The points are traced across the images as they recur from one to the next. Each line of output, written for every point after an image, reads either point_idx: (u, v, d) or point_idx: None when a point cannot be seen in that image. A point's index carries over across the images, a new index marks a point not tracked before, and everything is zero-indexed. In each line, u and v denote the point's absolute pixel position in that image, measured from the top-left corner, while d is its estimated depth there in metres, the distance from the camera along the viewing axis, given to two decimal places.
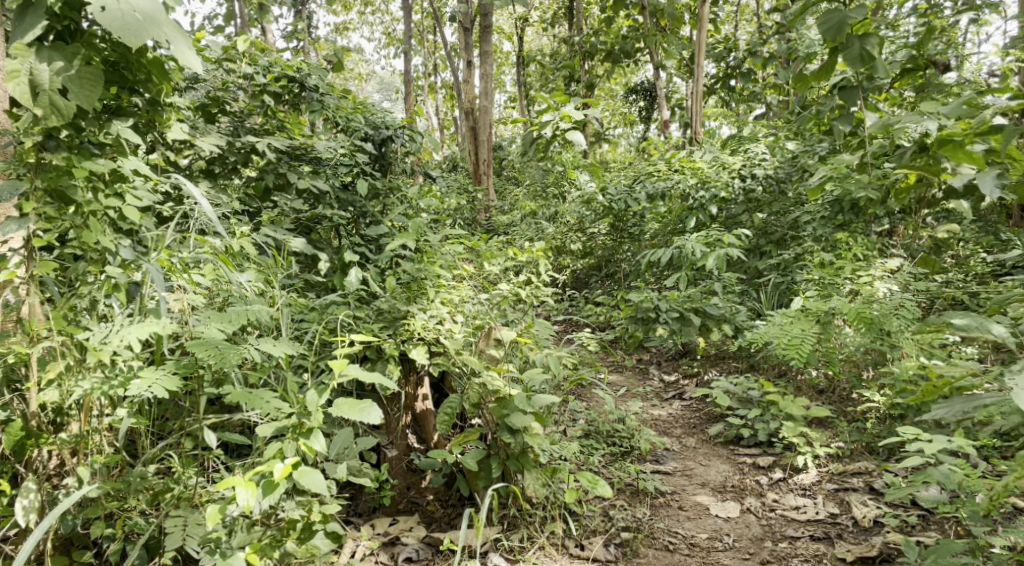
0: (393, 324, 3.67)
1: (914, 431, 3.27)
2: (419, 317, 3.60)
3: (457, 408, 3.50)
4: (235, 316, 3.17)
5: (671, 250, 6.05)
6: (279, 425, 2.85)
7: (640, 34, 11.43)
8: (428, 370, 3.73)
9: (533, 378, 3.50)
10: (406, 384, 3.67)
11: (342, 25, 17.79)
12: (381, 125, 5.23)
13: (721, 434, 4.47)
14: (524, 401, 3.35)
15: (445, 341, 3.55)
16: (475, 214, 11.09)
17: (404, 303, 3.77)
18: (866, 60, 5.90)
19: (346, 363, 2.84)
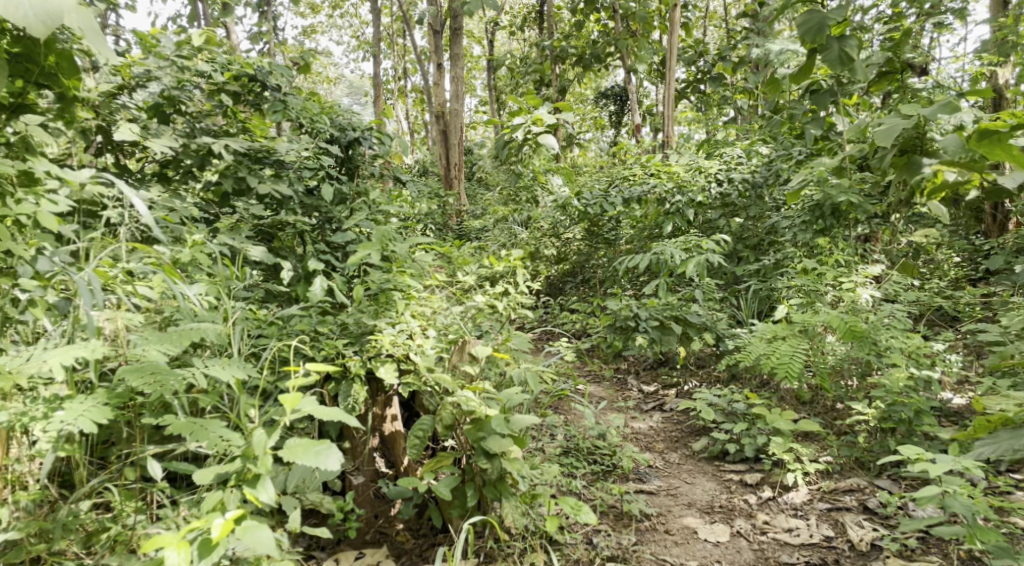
0: (359, 341, 3.43)
1: (917, 450, 3.13)
2: (386, 332, 3.37)
3: (429, 430, 3.28)
4: (178, 336, 2.95)
5: (650, 257, 5.86)
6: (219, 470, 2.64)
7: (612, 37, 11.29)
8: (397, 390, 3.51)
9: (511, 397, 3.29)
10: (372, 405, 3.45)
11: (309, 28, 17.47)
12: (347, 126, 4.98)
13: (705, 449, 4.29)
14: (500, 424, 3.13)
15: (416, 357, 3.33)
16: (446, 219, 10.85)
17: (371, 317, 3.53)
18: (844, 62, 5.79)
19: (298, 396, 2.60)
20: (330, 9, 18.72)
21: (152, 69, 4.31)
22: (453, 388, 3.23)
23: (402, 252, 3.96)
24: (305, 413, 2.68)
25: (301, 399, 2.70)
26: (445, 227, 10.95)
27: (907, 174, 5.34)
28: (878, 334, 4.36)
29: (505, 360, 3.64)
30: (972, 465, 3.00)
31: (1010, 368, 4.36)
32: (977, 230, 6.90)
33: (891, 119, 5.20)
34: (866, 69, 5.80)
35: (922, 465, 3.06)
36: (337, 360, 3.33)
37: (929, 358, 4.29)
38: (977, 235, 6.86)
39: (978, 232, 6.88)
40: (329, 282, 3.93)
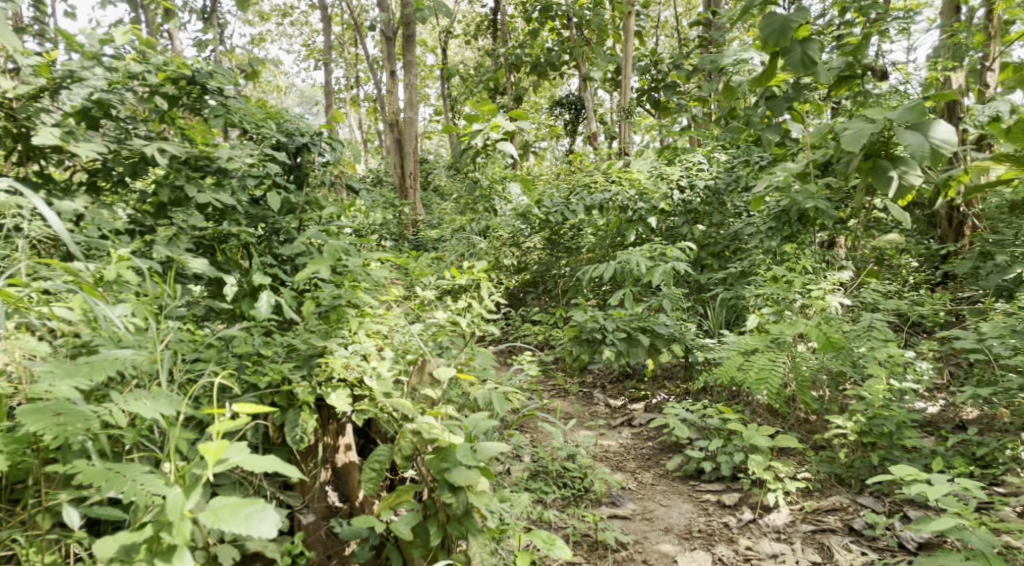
0: (307, 363, 3.16)
1: (912, 471, 2.97)
2: (338, 355, 3.10)
3: (387, 461, 3.01)
4: (90, 369, 2.66)
5: (614, 266, 5.66)
6: (125, 540, 2.44)
7: (566, 44, 11.16)
8: (350, 417, 3.28)
9: (479, 423, 3.06)
10: (324, 434, 3.20)
11: (258, 36, 17.01)
12: (295, 132, 4.70)
13: (679, 468, 4.09)
14: (467, 454, 2.90)
15: (373, 382, 3.08)
16: (402, 230, 10.60)
17: (320, 338, 3.25)
18: (807, 66, 5.67)
19: (222, 445, 2.36)
20: (280, 18, 18.35)
21: (76, 69, 4.03)
22: (414, 413, 3.00)
23: (353, 266, 3.72)
24: (232, 466, 2.44)
25: (228, 447, 2.46)
26: (401, 237, 10.67)
27: (876, 180, 5.21)
28: (855, 346, 4.22)
29: (469, 380, 3.41)
30: (971, 486, 2.85)
31: (985, 375, 4.24)
32: (930, 235, 6.71)
33: (858, 123, 5.10)
34: (829, 71, 5.69)
35: (918, 487, 2.90)
36: (283, 387, 3.04)
37: (905, 367, 4.15)
38: (931, 239, 6.67)
39: (932, 237, 6.68)
40: (276, 298, 3.64)
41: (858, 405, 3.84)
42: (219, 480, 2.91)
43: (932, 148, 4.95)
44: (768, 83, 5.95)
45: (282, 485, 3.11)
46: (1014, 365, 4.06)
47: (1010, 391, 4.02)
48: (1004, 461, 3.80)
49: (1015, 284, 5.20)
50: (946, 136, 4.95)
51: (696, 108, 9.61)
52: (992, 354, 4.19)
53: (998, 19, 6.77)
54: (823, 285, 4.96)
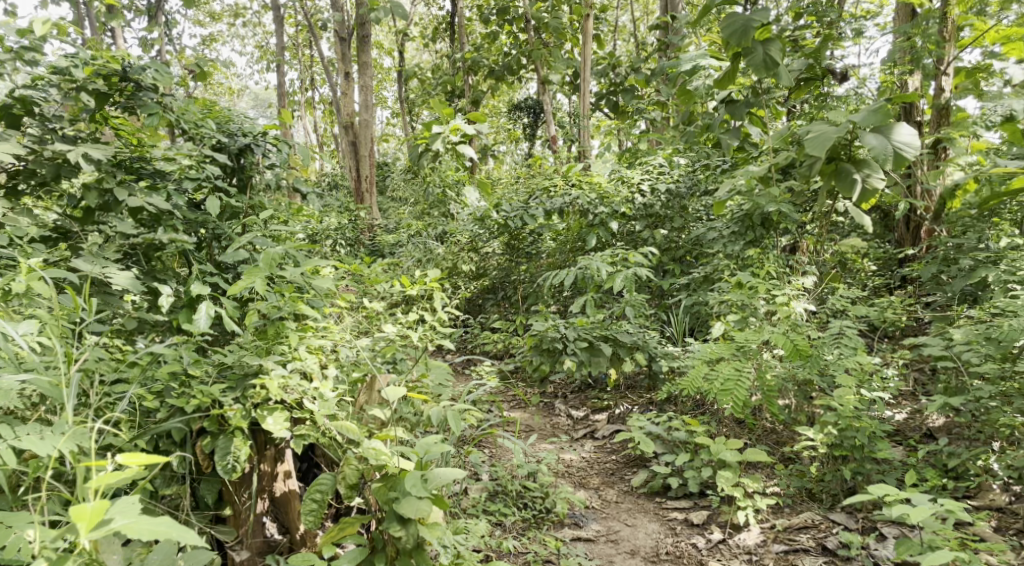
0: (240, 383, 2.93)
1: (892, 491, 2.84)
2: (275, 375, 2.87)
3: (329, 490, 2.85)
4: None
5: (574, 272, 5.49)
6: None
7: (523, 47, 10.99)
8: (290, 443, 3.06)
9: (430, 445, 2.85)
10: (261, 462, 2.99)
11: (208, 36, 16.50)
12: (237, 131, 4.44)
13: (645, 484, 3.94)
14: (416, 483, 2.68)
15: (313, 406, 2.87)
16: (358, 235, 10.35)
17: (257, 355, 3.01)
18: (769, 67, 5.56)
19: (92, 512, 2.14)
20: (231, 18, 17.89)
21: None
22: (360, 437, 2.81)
23: (293, 276, 3.37)
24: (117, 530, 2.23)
25: (114, 507, 2.25)
26: (357, 242, 10.40)
27: (839, 183, 5.10)
28: (826, 357, 4.07)
29: (422, 399, 3.19)
30: (952, 507, 2.73)
31: (952, 383, 4.15)
32: (887, 239, 6.80)
33: (820, 126, 5.01)
34: (790, 73, 5.58)
35: (900, 508, 2.76)
36: (213, 411, 2.82)
37: (873, 377, 4.02)
38: (888, 243, 6.76)
39: (889, 241, 6.78)
40: (215, 310, 3.40)
41: (828, 417, 3.70)
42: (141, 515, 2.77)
43: (894, 151, 4.87)
44: (727, 86, 5.84)
45: (213, 519, 2.94)
46: (982, 373, 3.96)
47: (979, 399, 3.92)
48: (975, 473, 3.70)
49: (979, 289, 5.15)
50: (908, 139, 4.87)
51: (655, 112, 9.52)
52: (961, 362, 4.08)
53: (953, 23, 6.76)
54: (787, 291, 4.86)
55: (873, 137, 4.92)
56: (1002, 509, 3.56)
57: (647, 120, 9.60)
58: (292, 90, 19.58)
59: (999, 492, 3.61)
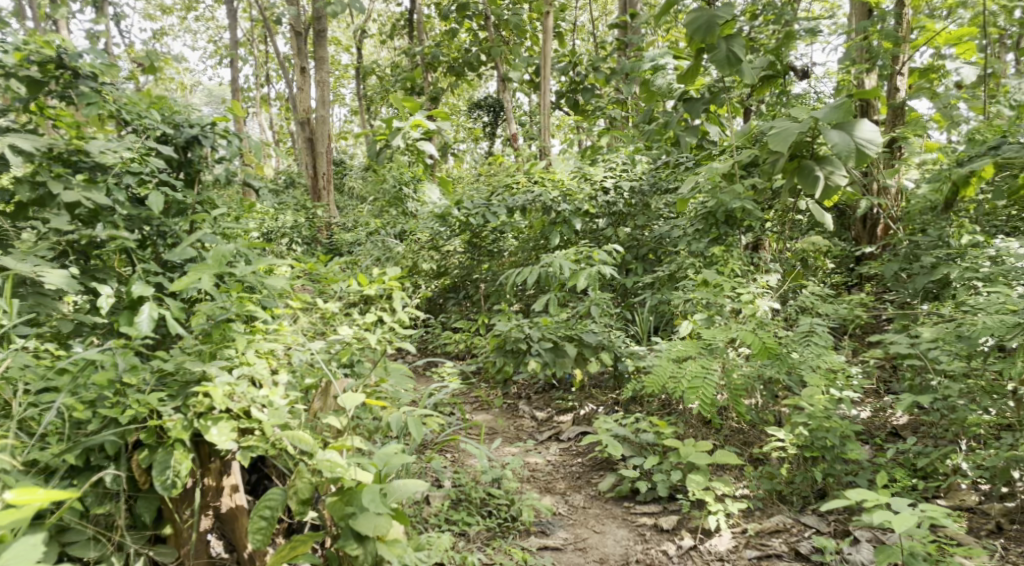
0: (183, 392, 2.77)
1: (871, 496, 2.77)
2: (218, 383, 2.70)
3: (279, 506, 2.70)
4: None
5: (537, 271, 5.36)
6: None
7: (483, 44, 10.85)
8: (237, 456, 2.92)
9: (389, 456, 2.79)
10: (204, 477, 2.85)
11: (159, 29, 16.02)
12: (183, 123, 4.24)
13: (613, 488, 3.83)
14: (374, 499, 2.60)
15: (261, 416, 2.74)
16: (315, 233, 10.13)
17: (200, 361, 2.84)
18: (732, 63, 5.48)
19: None
20: (183, 12, 17.45)
21: None
22: (315, 449, 2.74)
23: (239, 274, 3.20)
24: None
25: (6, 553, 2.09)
26: (315, 241, 10.17)
27: (802, 180, 5.03)
28: (800, 364, 4.01)
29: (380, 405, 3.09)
30: (932, 513, 2.66)
31: (918, 382, 4.03)
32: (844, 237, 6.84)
33: (783, 122, 4.95)
34: (755, 69, 5.47)
35: (881, 514, 2.67)
36: (151, 421, 2.64)
37: (842, 377, 3.95)
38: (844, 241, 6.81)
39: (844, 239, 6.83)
40: (160, 311, 3.22)
41: (799, 418, 3.62)
42: (69, 535, 2.61)
43: (856, 148, 4.81)
44: (690, 81, 5.75)
45: (151, 538, 2.78)
46: (950, 371, 3.84)
47: (947, 398, 3.80)
48: (945, 473, 3.63)
49: (941, 286, 5.03)
50: (870, 136, 4.83)
51: (616, 110, 9.45)
52: (929, 360, 3.96)
53: (909, 22, 6.79)
54: (753, 289, 4.79)
55: (835, 132, 4.85)
56: (972, 509, 3.50)
57: (608, 118, 9.52)
58: (247, 86, 19.18)
59: (970, 493, 3.55)
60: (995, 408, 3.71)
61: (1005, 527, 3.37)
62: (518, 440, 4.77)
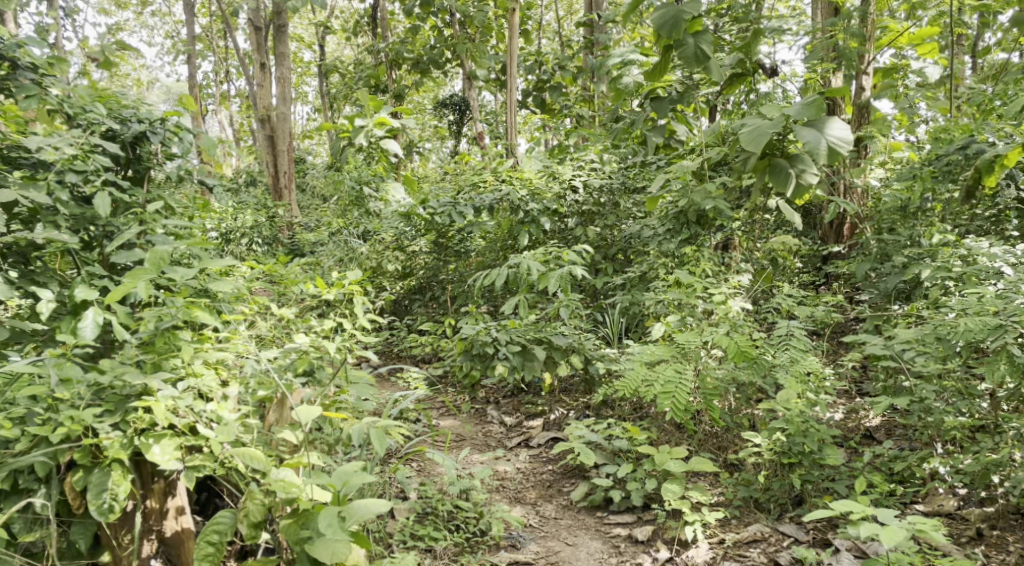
0: (121, 406, 2.66)
1: (857, 508, 2.67)
2: (161, 397, 2.64)
3: (228, 530, 2.63)
4: None
5: (505, 272, 5.21)
6: None
7: (447, 41, 10.67)
8: (182, 475, 2.82)
9: (346, 474, 2.70)
10: (147, 497, 2.74)
11: (115, 25, 15.58)
12: (131, 118, 4.06)
13: (586, 498, 3.71)
14: (331, 523, 2.50)
15: (209, 433, 2.64)
16: (276, 233, 9.90)
17: (140, 372, 2.72)
18: (700, 61, 5.34)
19: None
20: (139, 7, 17.03)
21: None
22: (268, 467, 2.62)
23: (182, 277, 3.07)
24: None
25: None
26: (276, 241, 9.93)
27: (774, 179, 4.92)
28: (774, 365, 3.90)
29: (337, 417, 2.97)
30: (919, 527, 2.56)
31: (892, 384, 3.93)
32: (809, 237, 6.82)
33: (755, 120, 4.85)
34: (722, 68, 5.37)
35: (869, 527, 2.59)
36: (85, 441, 2.53)
37: (818, 380, 3.85)
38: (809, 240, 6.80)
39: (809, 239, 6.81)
40: (106, 316, 3.05)
41: (776, 423, 3.51)
42: None
43: (828, 147, 4.72)
44: (658, 78, 5.61)
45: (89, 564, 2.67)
46: (925, 373, 3.74)
47: (922, 400, 3.71)
48: (922, 477, 3.56)
49: (912, 287, 4.95)
50: (842, 135, 4.73)
51: (582, 109, 9.35)
52: (903, 362, 3.85)
53: (875, 21, 6.76)
54: (725, 289, 4.70)
55: (808, 131, 4.75)
56: (951, 514, 3.43)
57: (574, 118, 9.42)
58: (205, 83, 18.78)
59: (947, 497, 3.48)
60: (969, 410, 3.62)
61: (986, 533, 3.30)
62: (487, 447, 4.63)
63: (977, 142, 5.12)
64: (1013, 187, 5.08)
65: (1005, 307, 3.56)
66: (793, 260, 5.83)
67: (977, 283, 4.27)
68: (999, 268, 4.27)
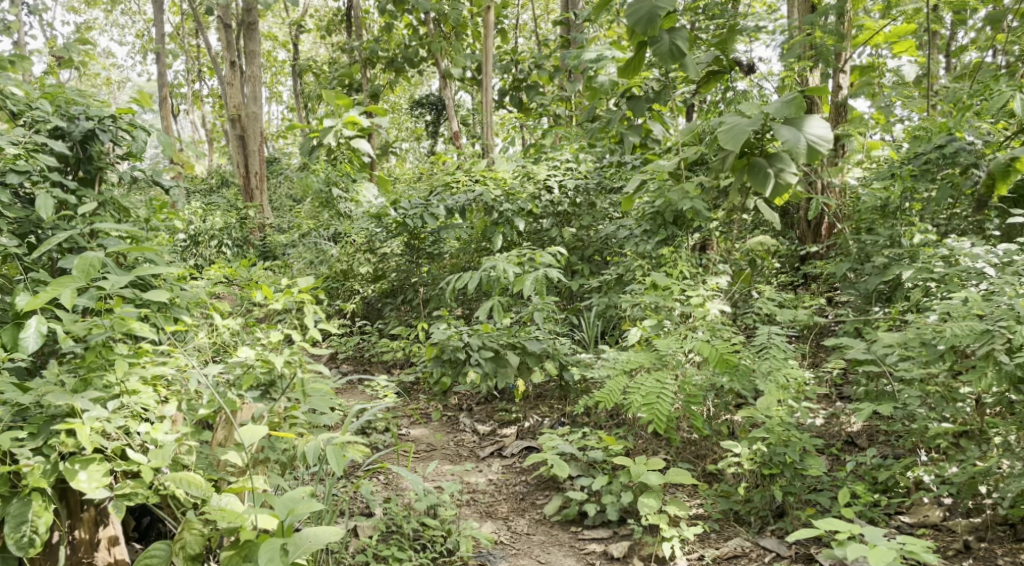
0: (45, 429, 2.62)
1: (847, 526, 2.59)
2: (86, 420, 2.58)
3: (162, 562, 2.62)
4: None
5: (478, 275, 5.03)
6: None
7: (422, 40, 10.47)
8: (110, 502, 2.85)
9: (290, 502, 2.63)
10: (74, 527, 2.78)
11: (83, 23, 15.22)
12: (80, 115, 3.99)
13: (558, 512, 3.58)
14: (272, 557, 2.47)
15: (139, 458, 2.58)
16: (247, 235, 9.67)
17: (67, 392, 2.65)
18: (675, 56, 5.19)
19: None
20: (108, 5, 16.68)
21: None
22: (209, 495, 2.64)
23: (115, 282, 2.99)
24: None
25: None
26: (246, 243, 9.69)
27: (752, 178, 4.79)
28: (755, 371, 3.76)
29: (289, 435, 2.82)
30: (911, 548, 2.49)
31: (874, 389, 3.81)
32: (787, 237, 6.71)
33: (732, 118, 4.71)
34: (698, 64, 5.22)
35: (857, 549, 2.51)
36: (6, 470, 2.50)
37: (800, 386, 3.73)
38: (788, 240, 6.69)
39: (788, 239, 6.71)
40: (51, 324, 2.91)
41: (757, 433, 3.37)
42: None
43: (807, 147, 4.60)
44: (633, 75, 5.45)
45: None
46: (909, 378, 3.61)
47: (906, 406, 3.59)
48: (906, 487, 3.46)
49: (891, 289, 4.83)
50: (821, 133, 4.60)
51: (559, 108, 9.21)
52: (887, 366, 3.73)
53: (851, 19, 6.68)
54: (702, 292, 4.57)
55: (788, 130, 4.62)
56: (937, 525, 3.33)
57: (550, 117, 9.27)
58: (177, 82, 18.43)
59: (932, 507, 3.38)
60: (953, 416, 3.51)
61: (973, 545, 3.19)
62: (458, 458, 4.48)
63: (956, 141, 5.02)
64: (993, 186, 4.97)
65: (990, 310, 3.44)
66: (770, 261, 5.70)
67: (958, 284, 4.15)
68: (981, 268, 4.16)
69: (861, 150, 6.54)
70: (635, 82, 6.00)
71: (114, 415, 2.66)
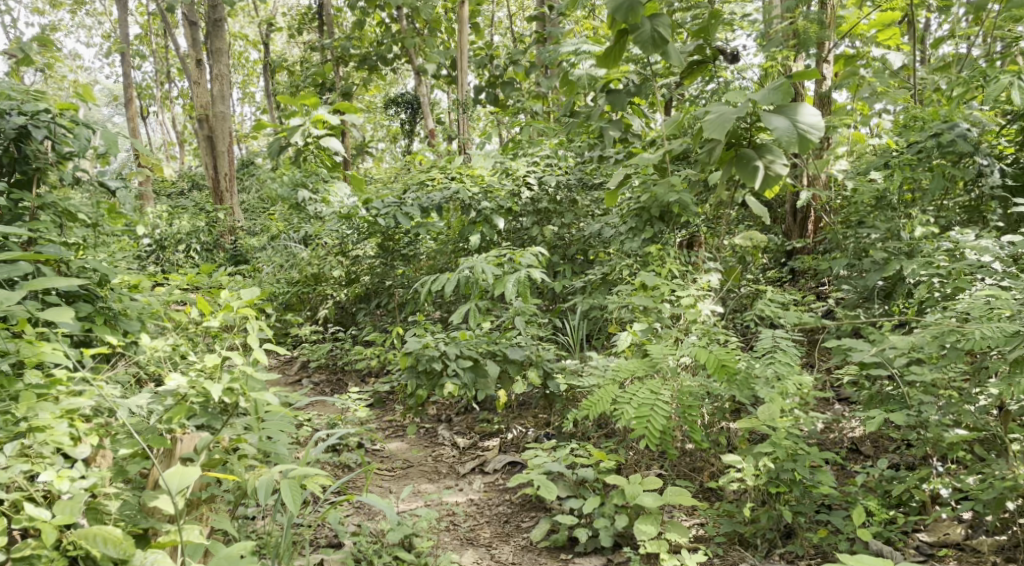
0: None
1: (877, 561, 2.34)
2: None
3: None
4: None
5: (454, 277, 4.69)
6: None
7: (395, 36, 10.12)
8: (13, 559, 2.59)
9: (227, 564, 2.47)
10: None
11: (47, 26, 14.74)
12: (11, 110, 3.80)
13: (546, 537, 3.31)
14: None
15: (42, 513, 2.37)
16: (218, 239, 9.29)
17: None
18: (658, 45, 4.82)
19: None
20: (73, 7, 16.21)
21: None
22: (130, 554, 2.42)
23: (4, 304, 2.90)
24: None
25: None
26: (217, 247, 9.30)
27: (740, 171, 4.50)
28: (753, 379, 3.46)
29: (230, 478, 2.62)
30: None
31: (876, 392, 3.53)
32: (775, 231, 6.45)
33: (719, 106, 4.40)
34: (682, 54, 4.84)
35: None
36: None
37: (805, 394, 3.45)
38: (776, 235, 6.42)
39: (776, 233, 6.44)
40: None
41: (763, 447, 3.10)
42: None
43: (798, 135, 4.29)
44: (615, 64, 5.09)
45: None
46: (921, 382, 3.35)
47: (918, 413, 3.32)
48: (921, 501, 3.21)
49: (892, 285, 4.54)
50: (813, 121, 4.31)
51: (537, 104, 8.90)
52: (896, 370, 3.45)
53: (834, 7, 6.42)
54: (692, 291, 4.30)
55: (777, 119, 4.31)
56: (959, 545, 3.07)
57: (528, 114, 8.94)
58: (146, 83, 17.96)
59: (953, 524, 3.13)
60: (969, 423, 3.25)
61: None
62: (438, 475, 4.18)
63: (953, 128, 4.77)
64: (992, 173, 4.75)
65: (1015, 309, 3.19)
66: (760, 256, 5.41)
67: (964, 279, 3.88)
68: (988, 263, 3.92)
69: (850, 140, 6.29)
70: (615, 74, 5.72)
71: (12, 462, 2.45)
